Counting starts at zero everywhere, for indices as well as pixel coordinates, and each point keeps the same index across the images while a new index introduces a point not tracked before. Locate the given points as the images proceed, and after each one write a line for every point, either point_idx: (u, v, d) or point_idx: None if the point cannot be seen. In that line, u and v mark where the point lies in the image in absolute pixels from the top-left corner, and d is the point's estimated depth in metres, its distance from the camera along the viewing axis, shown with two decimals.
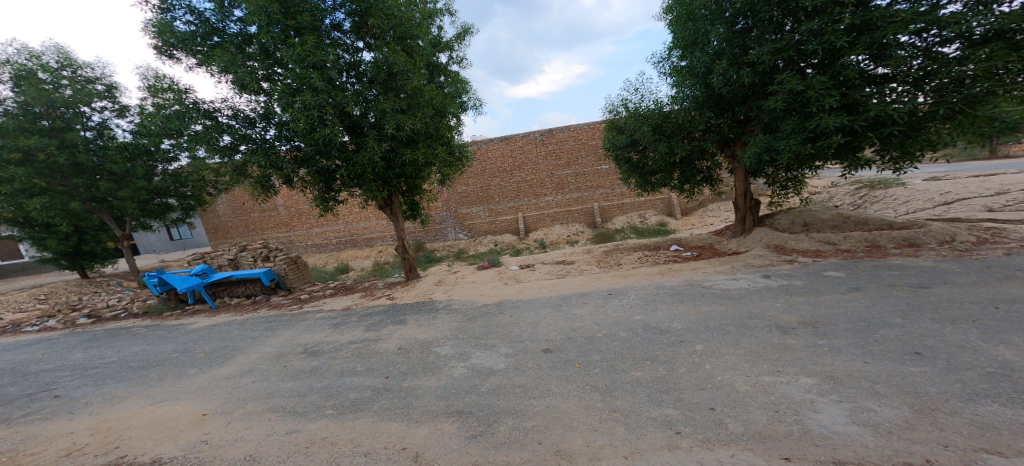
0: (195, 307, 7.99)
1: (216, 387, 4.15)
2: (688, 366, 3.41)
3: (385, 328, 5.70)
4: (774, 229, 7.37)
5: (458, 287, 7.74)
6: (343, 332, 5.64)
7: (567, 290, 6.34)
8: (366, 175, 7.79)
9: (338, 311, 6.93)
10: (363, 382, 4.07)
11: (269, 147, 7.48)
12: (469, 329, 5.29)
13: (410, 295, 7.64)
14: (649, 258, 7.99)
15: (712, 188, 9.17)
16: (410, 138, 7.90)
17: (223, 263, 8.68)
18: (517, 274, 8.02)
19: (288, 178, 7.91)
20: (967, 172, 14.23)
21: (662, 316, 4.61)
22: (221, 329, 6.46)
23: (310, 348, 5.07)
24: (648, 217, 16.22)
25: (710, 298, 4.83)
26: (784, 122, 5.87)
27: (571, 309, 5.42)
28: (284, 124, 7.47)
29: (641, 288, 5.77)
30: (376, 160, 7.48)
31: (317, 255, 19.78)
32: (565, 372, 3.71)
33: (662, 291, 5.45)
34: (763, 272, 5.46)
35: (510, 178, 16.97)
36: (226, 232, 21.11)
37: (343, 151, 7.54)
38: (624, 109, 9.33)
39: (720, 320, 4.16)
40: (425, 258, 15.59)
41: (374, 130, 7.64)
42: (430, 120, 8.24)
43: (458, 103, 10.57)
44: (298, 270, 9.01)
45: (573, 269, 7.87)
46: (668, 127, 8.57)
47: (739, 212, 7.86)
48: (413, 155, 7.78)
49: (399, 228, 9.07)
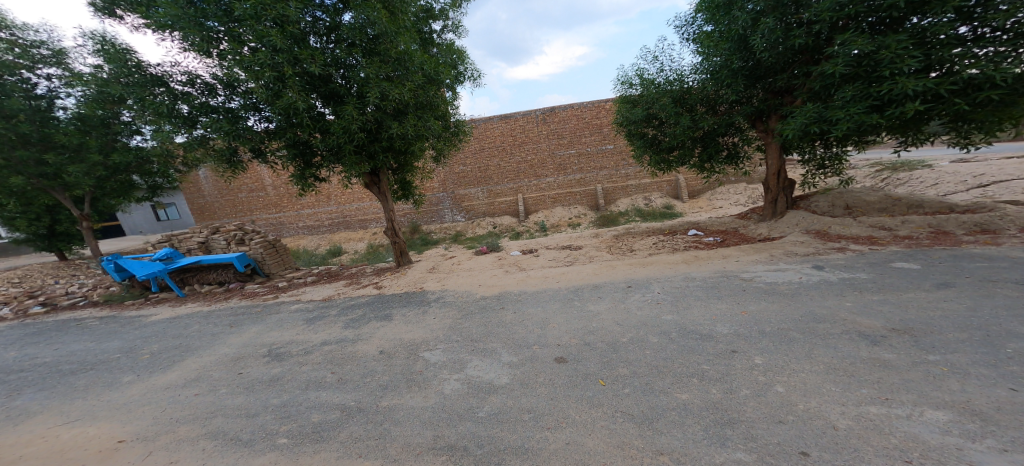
0: (159, 296, 7.14)
1: (149, 402, 3.43)
2: (752, 387, 2.60)
3: (367, 325, 4.88)
4: (812, 212, 6.50)
5: (453, 275, 6.89)
6: (318, 330, 4.82)
7: (577, 281, 5.50)
8: (344, 149, 6.78)
9: (317, 302, 6.12)
10: (332, 400, 3.25)
11: (235, 118, 6.45)
12: (463, 328, 4.46)
13: (399, 284, 6.80)
14: (667, 244, 7.16)
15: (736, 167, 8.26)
16: (396, 108, 6.92)
17: (192, 246, 7.79)
18: (518, 261, 7.17)
19: (259, 154, 6.88)
20: (997, 154, 13.37)
21: (698, 315, 3.80)
22: (180, 322, 5.63)
23: (274, 352, 4.26)
24: (654, 200, 15.33)
25: (755, 293, 4.00)
26: (844, 88, 4.97)
27: (584, 305, 4.57)
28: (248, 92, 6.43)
29: (665, 280, 4.92)
30: (356, 131, 6.49)
31: (308, 237, 18.89)
32: (586, 392, 2.93)
33: (692, 284, 4.60)
34: (812, 262, 4.63)
35: (510, 158, 15.95)
36: (212, 213, 20.15)
37: (319, 122, 6.54)
38: (639, 81, 8.35)
39: (777, 323, 3.33)
40: (420, 242, 14.76)
41: (355, 99, 6.66)
42: (420, 89, 7.23)
43: (454, 73, 9.50)
44: (277, 255, 8.11)
45: (581, 256, 7.03)
46: (690, 100, 7.63)
47: (771, 194, 6.97)
48: (400, 128, 6.78)
49: (388, 208, 8.07)
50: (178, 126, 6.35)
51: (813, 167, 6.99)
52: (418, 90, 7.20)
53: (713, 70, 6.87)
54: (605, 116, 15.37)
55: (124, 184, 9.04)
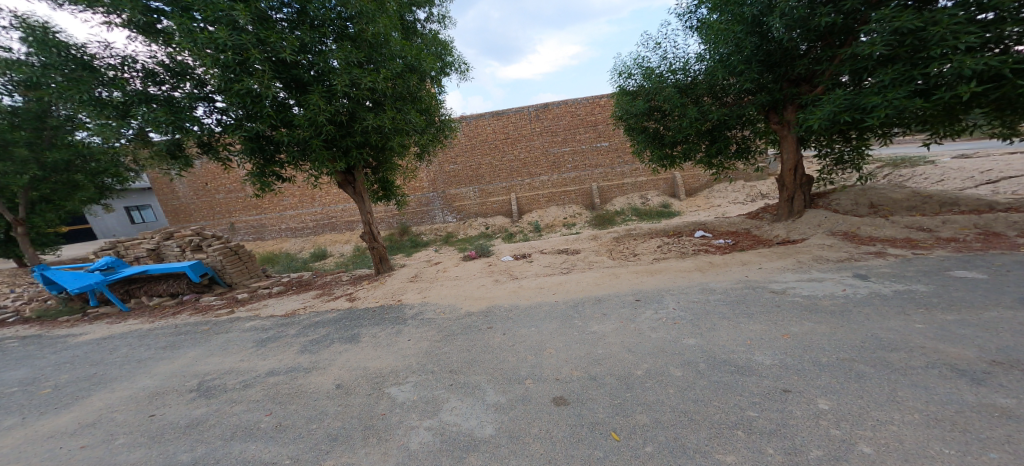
0: (99, 311, 6.29)
1: (20, 460, 2.62)
2: (827, 448, 1.91)
3: (328, 349, 4.12)
4: (835, 210, 5.83)
5: (436, 284, 6.12)
6: (268, 356, 4.04)
7: (577, 292, 4.78)
8: (312, 144, 5.78)
9: (277, 319, 5.31)
10: (261, 456, 2.49)
11: (177, 108, 5.31)
12: (442, 354, 3.74)
13: (376, 295, 6.02)
14: (672, 247, 6.48)
15: (745, 163, 7.60)
16: (371, 98, 6.06)
17: (140, 255, 6.93)
18: (510, 268, 6.44)
19: (210, 151, 5.80)
20: (996, 149, 13.09)
21: (727, 338, 3.11)
22: (111, 345, 4.80)
23: (206, 385, 3.49)
24: (651, 198, 14.74)
25: (793, 309, 3.31)
26: (881, 72, 4.36)
27: (586, 325, 3.84)
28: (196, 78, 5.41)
29: (678, 291, 4.23)
30: (323, 122, 5.55)
31: (292, 240, 17.96)
32: (596, 451, 2.21)
33: (711, 297, 3.91)
34: (850, 270, 3.98)
35: (503, 156, 15.20)
36: (187, 215, 19.05)
37: (282, 112, 5.62)
38: (641, 70, 7.63)
39: (833, 351, 2.64)
40: (409, 244, 14.01)
41: (323, 88, 5.77)
42: (399, 78, 6.43)
43: (440, 63, 8.71)
44: (241, 262, 7.23)
45: (580, 262, 6.30)
46: (697, 90, 6.94)
47: (787, 191, 6.28)
48: (375, 120, 5.91)
49: (365, 210, 7.17)
50: (106, 117, 5.21)
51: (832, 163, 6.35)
52: (397, 79, 6.39)
53: (724, 56, 6.20)
54: (600, 113, 14.72)
55: (71, 185, 8.12)
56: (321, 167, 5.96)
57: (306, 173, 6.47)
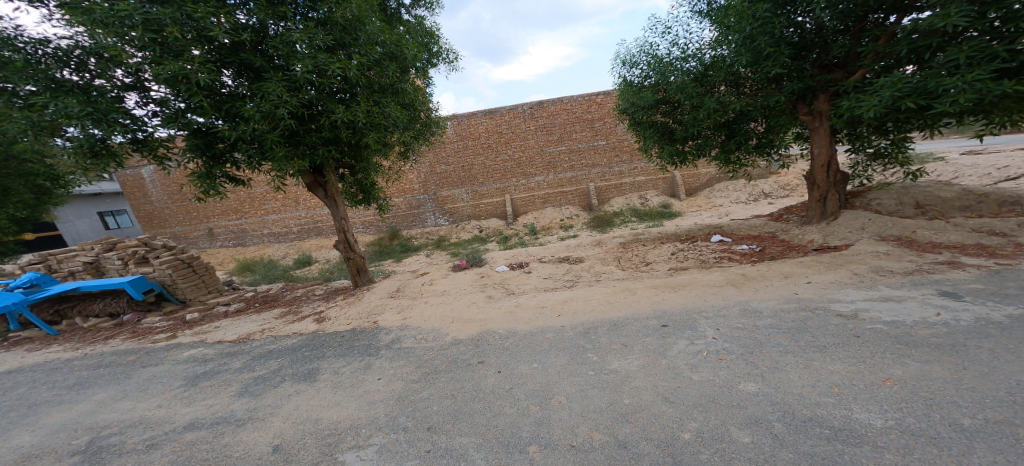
0: (20, 336, 5.38)
1: None
2: None
3: (274, 393, 3.25)
4: (876, 211, 5.08)
5: (419, 301, 5.27)
6: (195, 403, 3.17)
7: (587, 315, 3.96)
8: (268, 141, 4.64)
9: (225, 346, 4.43)
10: None
11: (98, 98, 4.37)
12: (422, 402, 2.93)
13: (349, 315, 5.14)
14: (688, 254, 5.71)
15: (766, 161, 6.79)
16: (341, 86, 5.10)
17: (75, 269, 6.02)
18: (505, 281, 5.61)
19: (144, 150, 4.79)
20: (1006, 146, 12.54)
21: (803, 383, 2.39)
22: (9, 383, 3.91)
23: (97, 446, 2.68)
24: (650, 199, 14.02)
25: (880, 342, 2.60)
26: (951, 49, 3.62)
27: (603, 362, 3.09)
28: (113, 61, 4.35)
29: (714, 314, 3.45)
30: (283, 117, 4.52)
31: (275, 246, 16.97)
32: None
33: (759, 324, 3.13)
34: (926, 288, 3.19)
35: (496, 156, 14.35)
36: (162, 221, 17.98)
37: (229, 100, 4.60)
38: (648, 58, 6.82)
39: (969, 409, 1.98)
40: (399, 249, 13.21)
41: (283, 75, 4.69)
42: (376, 67, 5.54)
43: (427, 53, 7.79)
44: (195, 276, 6.30)
45: (586, 273, 5.49)
46: (713, 78, 5.99)
47: (818, 190, 5.40)
48: (346, 113, 4.93)
49: (337, 215, 6.12)
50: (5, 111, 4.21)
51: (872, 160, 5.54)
52: (375, 68, 5.48)
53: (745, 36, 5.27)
54: (597, 110, 13.97)
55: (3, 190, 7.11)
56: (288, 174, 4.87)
57: (268, 179, 5.37)
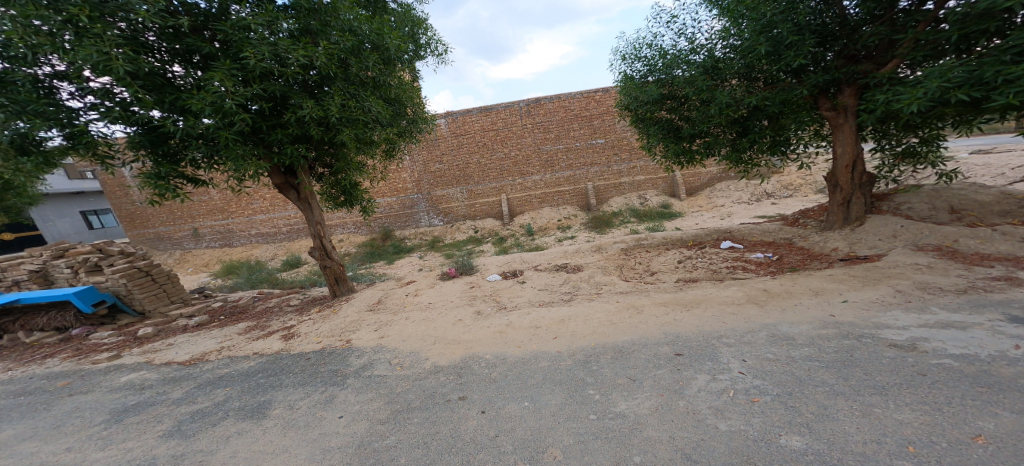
0: None
1: None
2: None
3: (209, 437, 2.75)
4: (908, 216, 4.56)
5: (400, 315, 4.73)
6: (112, 451, 2.66)
7: (588, 340, 3.44)
8: (223, 138, 4.05)
9: (171, 370, 3.91)
10: None
11: (21, 90, 3.77)
12: (386, 452, 2.41)
13: (321, 331, 4.59)
14: (698, 263, 5.20)
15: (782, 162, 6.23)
16: (307, 76, 4.52)
17: (20, 279, 5.49)
18: (497, 292, 5.08)
19: (83, 149, 4.21)
20: (1018, 144, 12.06)
21: (865, 439, 1.86)
22: None
23: None
24: (650, 198, 13.50)
25: (954, 384, 2.09)
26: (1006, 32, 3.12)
27: (609, 403, 2.57)
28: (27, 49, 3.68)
29: (739, 342, 2.92)
30: (236, 110, 3.95)
31: (264, 246, 16.39)
32: None
33: (798, 355, 2.61)
34: (987, 313, 2.68)
35: (492, 154, 13.79)
36: (145, 221, 17.32)
37: (178, 91, 4.03)
38: (651, 51, 6.28)
39: None
40: (392, 251, 12.70)
41: (234, 63, 4.08)
42: (353, 56, 4.96)
43: (414, 44, 7.20)
44: (155, 286, 5.74)
45: (586, 284, 4.97)
46: (723, 70, 5.40)
47: (841, 193, 4.86)
48: (315, 108, 4.35)
49: (312, 220, 5.39)
50: None
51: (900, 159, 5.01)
52: (350, 57, 4.89)
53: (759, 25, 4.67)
54: (595, 108, 13.43)
55: None
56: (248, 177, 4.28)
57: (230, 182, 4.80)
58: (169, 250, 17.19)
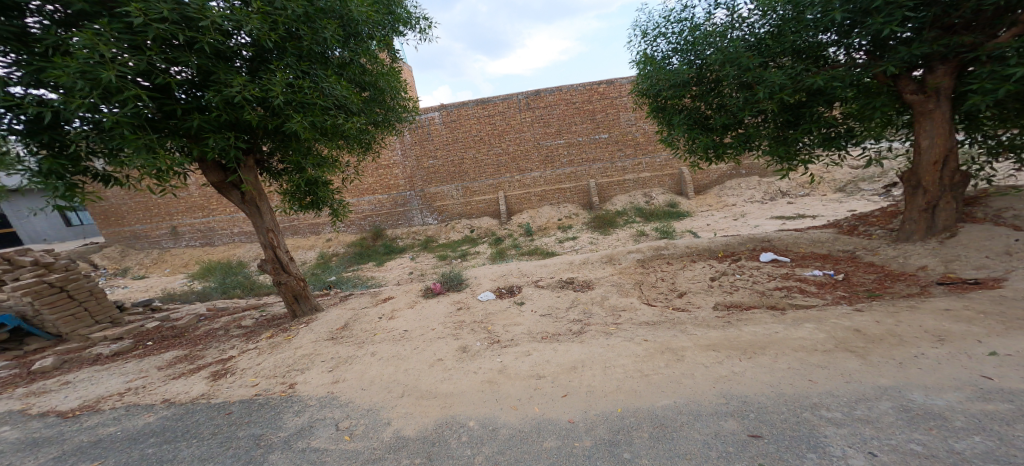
0: None
1: None
2: None
3: None
4: (1017, 227, 3.58)
5: (365, 350, 3.70)
6: None
7: (616, 405, 2.43)
8: (111, 125, 2.86)
9: (43, 427, 2.88)
10: None
11: None
12: None
13: (265, 366, 3.59)
14: (740, 280, 4.18)
15: (838, 160, 5.16)
16: (240, 48, 3.42)
17: None
18: (489, 319, 4.07)
19: None
20: None
21: None
22: None
23: None
24: (656, 197, 12.48)
25: None
26: None
27: None
28: None
29: (862, 429, 1.93)
30: (125, 86, 2.79)
31: (246, 246, 15.34)
32: None
33: (979, 460, 1.66)
34: None
35: (488, 149, 12.73)
36: (119, 218, 16.12)
37: (43, 60, 2.83)
38: (679, 27, 5.10)
39: None
40: (382, 251, 11.69)
41: (127, 26, 2.96)
42: (308, 27, 3.80)
43: None
44: (73, 303, 4.70)
45: (601, 310, 3.95)
46: (769, 52, 4.30)
47: (925, 196, 3.89)
48: (249, 86, 3.28)
49: (262, 227, 4.36)
50: None
51: (1000, 158, 3.99)
52: (307, 28, 3.78)
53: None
54: (599, 101, 12.37)
55: None
56: (159, 179, 3.13)
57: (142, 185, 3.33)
58: (145, 249, 15.98)
